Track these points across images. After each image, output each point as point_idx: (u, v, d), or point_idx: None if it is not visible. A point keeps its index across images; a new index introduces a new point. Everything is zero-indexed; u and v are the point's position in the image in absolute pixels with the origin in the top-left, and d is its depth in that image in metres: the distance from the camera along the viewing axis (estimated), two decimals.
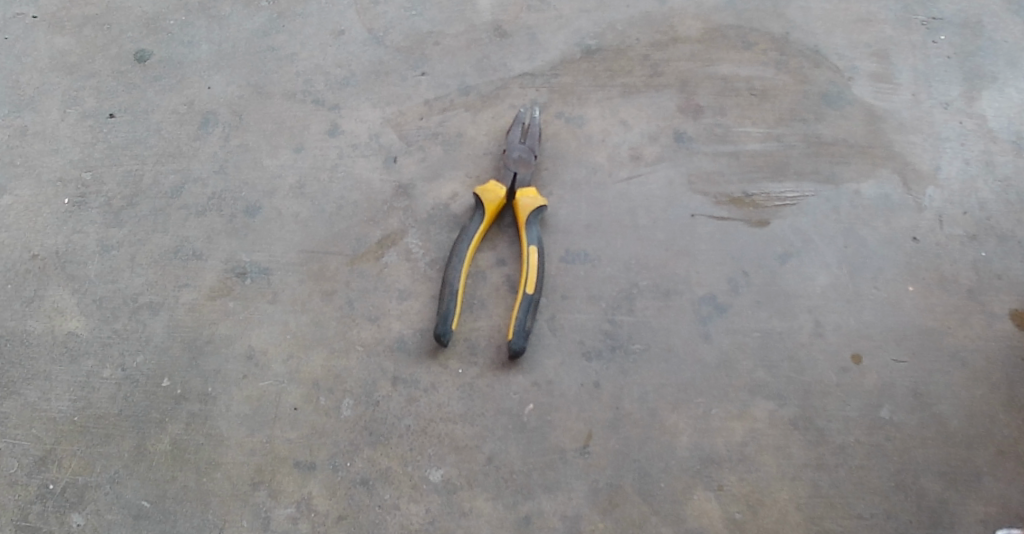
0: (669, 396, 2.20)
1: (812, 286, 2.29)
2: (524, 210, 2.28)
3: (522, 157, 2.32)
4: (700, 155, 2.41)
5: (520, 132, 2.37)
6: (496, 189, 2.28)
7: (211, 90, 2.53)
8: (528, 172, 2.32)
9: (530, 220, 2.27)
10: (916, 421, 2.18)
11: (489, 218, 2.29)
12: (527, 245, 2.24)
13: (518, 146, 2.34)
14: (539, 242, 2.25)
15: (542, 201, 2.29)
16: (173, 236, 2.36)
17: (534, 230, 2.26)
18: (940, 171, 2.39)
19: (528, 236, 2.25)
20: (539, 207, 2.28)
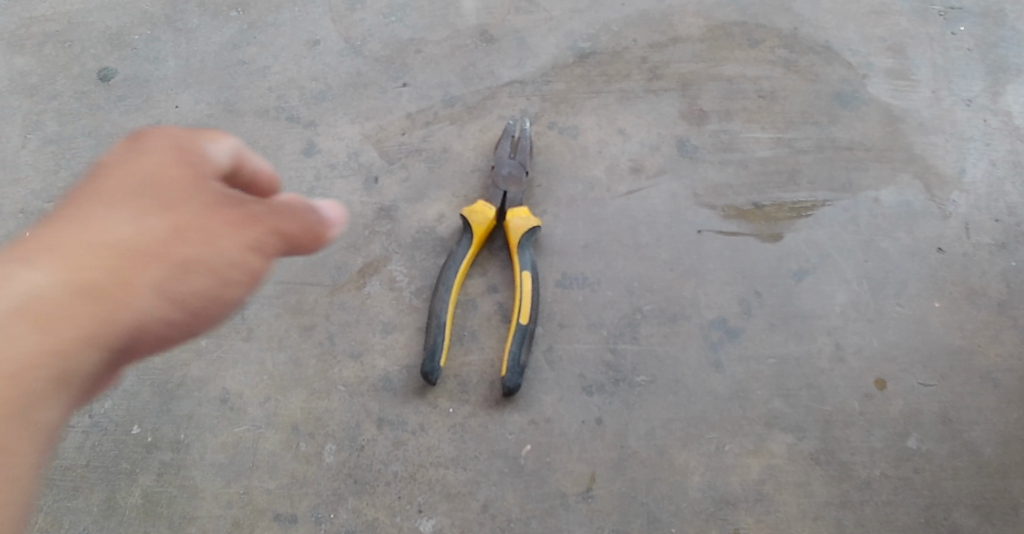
0: (679, 432, 2.02)
1: (831, 305, 2.09)
2: (516, 232, 2.10)
3: (512, 172, 2.15)
4: (706, 165, 2.20)
5: (510, 146, 2.18)
6: (485, 211, 2.11)
7: (179, 110, 2.31)
8: (519, 190, 2.14)
9: (523, 243, 2.09)
10: (947, 450, 2.00)
11: (478, 241, 2.11)
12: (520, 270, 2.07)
13: (507, 159, 2.16)
14: (533, 267, 2.08)
15: (534, 221, 2.11)
16: None
17: (528, 254, 2.09)
18: (965, 174, 2.19)
19: (521, 260, 2.08)
20: (532, 228, 2.11)
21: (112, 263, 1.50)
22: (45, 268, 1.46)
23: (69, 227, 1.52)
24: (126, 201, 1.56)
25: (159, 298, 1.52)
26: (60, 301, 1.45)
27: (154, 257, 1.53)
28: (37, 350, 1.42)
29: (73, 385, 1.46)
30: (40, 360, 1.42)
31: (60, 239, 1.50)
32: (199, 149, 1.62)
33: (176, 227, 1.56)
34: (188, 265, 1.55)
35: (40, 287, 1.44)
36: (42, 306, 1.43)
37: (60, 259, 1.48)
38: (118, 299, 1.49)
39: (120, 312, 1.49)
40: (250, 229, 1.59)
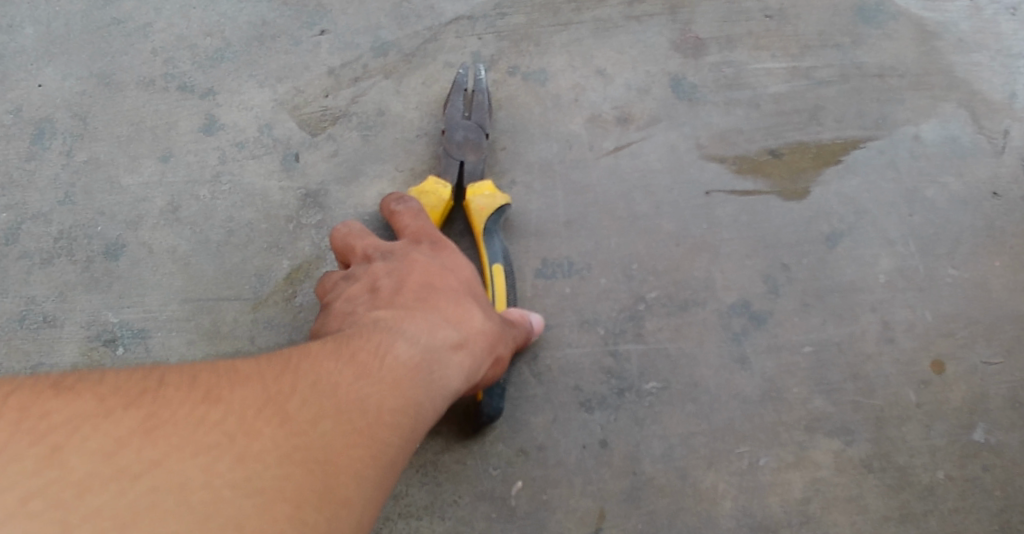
0: (702, 449, 1.64)
1: (872, 274, 1.70)
2: (480, 215, 1.66)
3: (471, 139, 1.71)
4: (708, 107, 1.77)
5: (465, 103, 1.72)
6: (438, 192, 1.67)
7: (43, 89, 1.84)
8: (478, 160, 1.70)
9: (490, 228, 1.66)
10: (1020, 441, 1.65)
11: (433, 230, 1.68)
12: (490, 262, 1.65)
13: (461, 121, 1.71)
14: (506, 258, 1.66)
15: (503, 199, 1.68)
16: (14, 298, 1.74)
17: (497, 242, 1.66)
18: (1017, 100, 1.77)
19: (489, 251, 1.65)
20: (501, 209, 1.67)
21: (451, 340, 1.42)
22: (411, 341, 1.38)
23: (407, 302, 1.44)
24: (411, 290, 1.46)
25: (472, 376, 1.45)
26: (422, 374, 1.37)
27: (483, 344, 1.46)
28: (383, 419, 1.30)
29: (397, 466, 1.32)
30: (389, 432, 1.31)
31: (400, 310, 1.43)
32: (453, 257, 1.54)
33: (475, 322, 1.46)
34: (487, 350, 1.47)
35: (418, 355, 1.38)
36: (413, 374, 1.36)
37: (417, 326, 1.41)
38: (440, 365, 1.40)
39: (436, 381, 1.38)
40: (518, 330, 1.57)
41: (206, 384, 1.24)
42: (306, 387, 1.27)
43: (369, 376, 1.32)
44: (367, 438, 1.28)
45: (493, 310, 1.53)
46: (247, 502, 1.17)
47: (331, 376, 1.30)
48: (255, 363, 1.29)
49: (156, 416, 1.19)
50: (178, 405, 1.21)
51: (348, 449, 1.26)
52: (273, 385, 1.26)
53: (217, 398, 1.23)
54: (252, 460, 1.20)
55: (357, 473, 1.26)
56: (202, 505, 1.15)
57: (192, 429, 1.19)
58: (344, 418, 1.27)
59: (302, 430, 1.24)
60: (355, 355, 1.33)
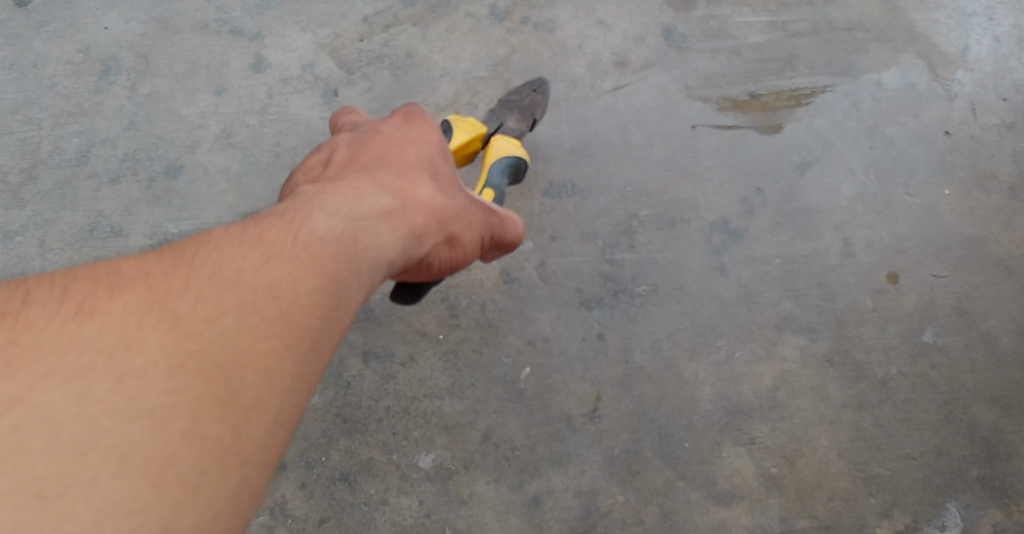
0: (686, 343, 1.91)
1: (837, 199, 1.96)
2: (499, 153, 1.86)
3: (514, 113, 1.95)
4: (695, 54, 2.02)
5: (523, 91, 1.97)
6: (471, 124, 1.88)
7: (109, 31, 2.02)
8: (518, 128, 1.93)
9: (497, 164, 1.86)
10: (963, 342, 1.92)
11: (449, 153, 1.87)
12: (485, 184, 1.84)
13: (514, 100, 1.97)
14: (496, 191, 1.85)
15: (524, 155, 1.88)
16: (85, 212, 1.94)
17: (496, 175, 1.85)
18: (969, 52, 2.01)
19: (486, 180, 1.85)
20: (517, 157, 1.87)
21: (383, 211, 1.47)
22: (334, 214, 1.42)
23: (346, 179, 1.51)
24: (353, 168, 1.54)
25: (410, 249, 1.49)
26: (349, 242, 1.41)
27: (425, 217, 1.52)
28: (305, 284, 1.33)
29: (324, 348, 1.33)
30: (317, 297, 1.34)
31: (336, 185, 1.48)
32: (415, 134, 1.62)
33: (419, 194, 1.54)
34: (433, 224, 1.53)
35: (341, 229, 1.41)
36: (337, 244, 1.39)
37: (346, 200, 1.45)
38: (369, 236, 1.43)
39: (365, 249, 1.42)
40: (468, 215, 1.61)
41: (131, 262, 1.30)
42: (214, 262, 1.32)
43: (287, 248, 1.36)
44: (287, 305, 1.31)
45: (450, 191, 1.59)
46: (162, 369, 1.23)
47: (251, 250, 1.34)
48: (182, 241, 1.34)
49: (72, 294, 1.26)
50: (97, 284, 1.27)
51: (259, 313, 1.29)
52: (179, 268, 1.30)
53: (128, 275, 1.29)
54: (150, 345, 1.24)
55: (277, 339, 1.29)
56: (103, 386, 1.20)
57: (111, 306, 1.25)
58: (261, 288, 1.31)
59: (211, 302, 1.28)
60: (277, 226, 1.38)
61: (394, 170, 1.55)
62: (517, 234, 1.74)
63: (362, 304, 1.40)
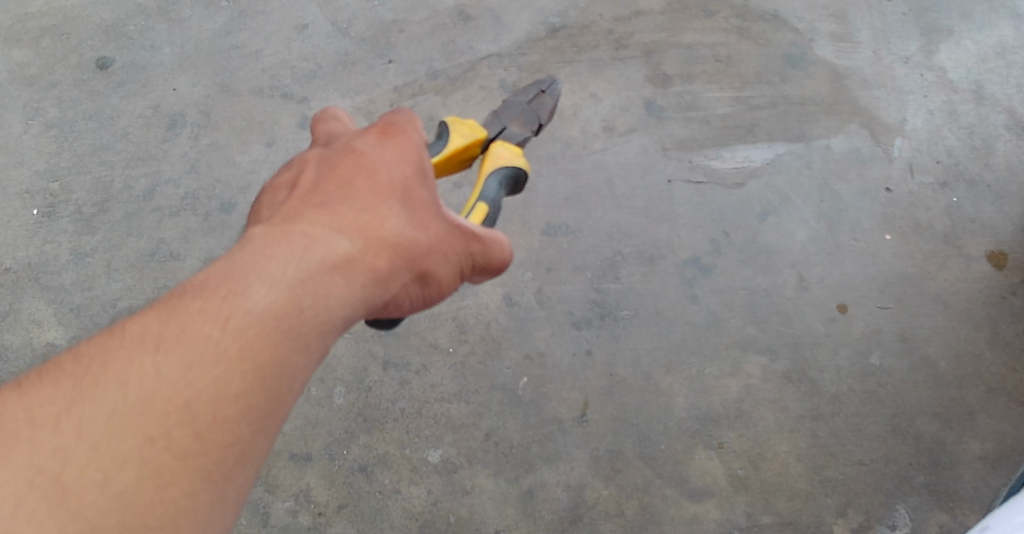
0: (662, 359, 2.21)
1: (792, 242, 2.29)
2: (498, 161, 1.90)
3: (519, 117, 1.97)
4: (672, 122, 2.39)
5: (532, 94, 2.00)
6: (474, 128, 1.89)
7: (177, 92, 2.37)
8: (522, 134, 1.95)
9: (495, 175, 1.89)
10: (906, 365, 2.20)
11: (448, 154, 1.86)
12: (480, 197, 1.86)
13: (521, 104, 1.98)
14: (494, 203, 1.87)
15: (523, 165, 1.91)
16: (148, 239, 2.26)
17: (495, 186, 1.88)
18: (907, 123, 2.35)
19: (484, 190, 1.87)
20: (516, 168, 1.90)
21: (337, 264, 1.48)
22: (275, 282, 1.43)
23: (299, 225, 1.49)
24: (311, 204, 1.52)
25: (363, 307, 1.50)
26: (293, 311, 1.43)
27: (389, 257, 1.52)
28: (248, 362, 1.40)
29: (259, 447, 1.41)
30: (259, 376, 1.40)
31: (284, 236, 1.47)
32: (388, 156, 1.59)
33: (387, 227, 1.53)
34: (399, 265, 1.54)
35: (283, 299, 1.43)
36: (280, 315, 1.42)
37: (296, 256, 1.46)
38: (318, 298, 1.45)
39: (312, 315, 1.44)
40: (444, 247, 1.60)
41: (87, 343, 1.39)
42: (151, 353, 1.38)
43: (225, 325, 1.40)
44: (229, 388, 1.38)
45: (426, 221, 1.58)
46: (133, 464, 1.34)
47: (190, 325, 1.39)
48: (133, 313, 1.42)
49: (26, 395, 1.36)
50: (49, 377, 1.37)
51: (196, 404, 1.37)
52: (152, 328, 1.39)
53: (77, 366, 1.38)
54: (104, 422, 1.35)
55: (219, 430, 1.38)
56: (72, 472, 1.32)
57: (53, 412, 1.35)
58: (200, 370, 1.38)
59: (151, 394, 1.36)
60: (215, 302, 1.41)
61: (360, 207, 1.53)
62: (504, 257, 1.70)
63: (320, 356, 1.46)
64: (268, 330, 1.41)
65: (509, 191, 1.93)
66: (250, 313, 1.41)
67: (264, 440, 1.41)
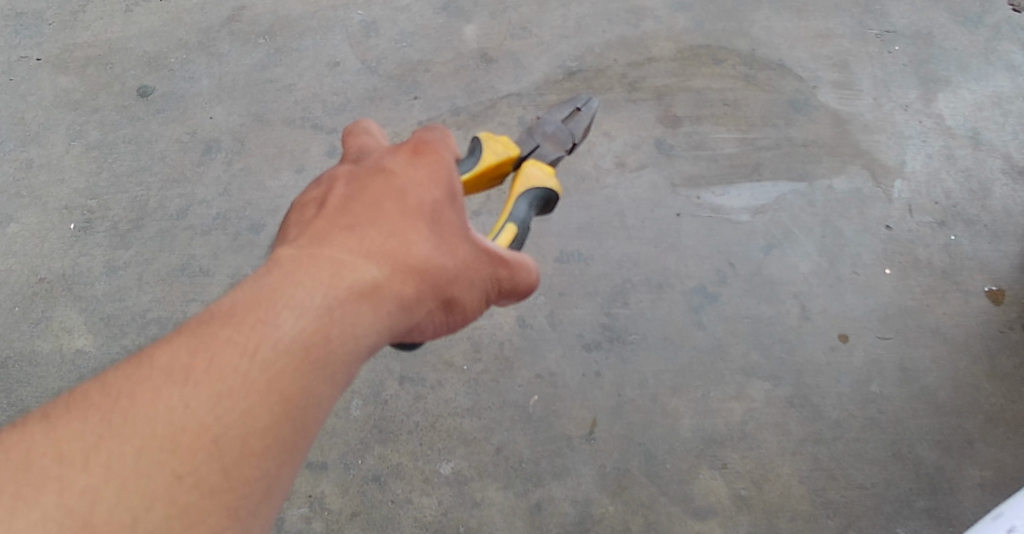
0: (669, 382, 2.29)
1: (795, 274, 2.38)
2: (530, 182, 1.97)
3: (553, 136, 2.05)
4: (681, 160, 2.48)
5: (568, 113, 2.09)
6: (508, 146, 1.97)
7: (213, 120, 2.55)
8: (558, 152, 2.04)
9: (525, 195, 1.96)
10: (906, 393, 2.28)
11: (481, 168, 1.93)
12: (510, 218, 1.93)
13: (556, 122, 2.07)
14: (522, 222, 1.94)
15: (556, 187, 1.99)
16: (179, 255, 2.43)
17: (524, 206, 1.95)
18: (906, 165, 2.46)
19: (513, 209, 1.94)
20: (548, 190, 1.98)
21: (365, 292, 1.51)
22: (303, 312, 1.46)
23: (328, 251, 1.52)
24: (341, 228, 1.55)
25: (388, 336, 1.53)
26: (320, 341, 1.46)
27: (416, 285, 1.56)
28: (274, 394, 1.42)
29: (285, 477, 1.44)
30: (285, 407, 1.43)
31: (313, 264, 1.50)
32: (419, 176, 1.61)
33: (416, 252, 1.57)
34: (425, 292, 1.57)
35: (312, 328, 1.46)
36: (308, 346, 1.45)
37: (325, 285, 1.49)
38: (346, 327, 1.48)
39: (340, 344, 1.47)
40: (471, 273, 1.63)
41: (114, 374, 1.42)
42: (178, 387, 1.40)
43: (252, 356, 1.42)
44: (255, 421, 1.41)
45: (455, 246, 1.60)
46: (163, 496, 1.37)
47: (218, 356, 1.42)
48: (159, 341, 1.44)
49: (54, 429, 1.39)
50: (77, 410, 1.40)
51: (224, 437, 1.40)
52: (178, 358, 1.42)
53: (105, 397, 1.40)
54: (133, 454, 1.37)
55: (245, 465, 1.40)
56: (104, 503, 1.36)
57: (82, 448, 1.37)
58: (227, 403, 1.40)
59: (179, 427, 1.39)
60: (243, 332, 1.43)
61: (389, 234, 1.56)
62: (531, 281, 1.71)
63: (346, 384, 1.50)
64: (296, 358, 1.44)
65: (538, 211, 2.00)
66: (277, 342, 1.44)
67: (288, 473, 1.44)
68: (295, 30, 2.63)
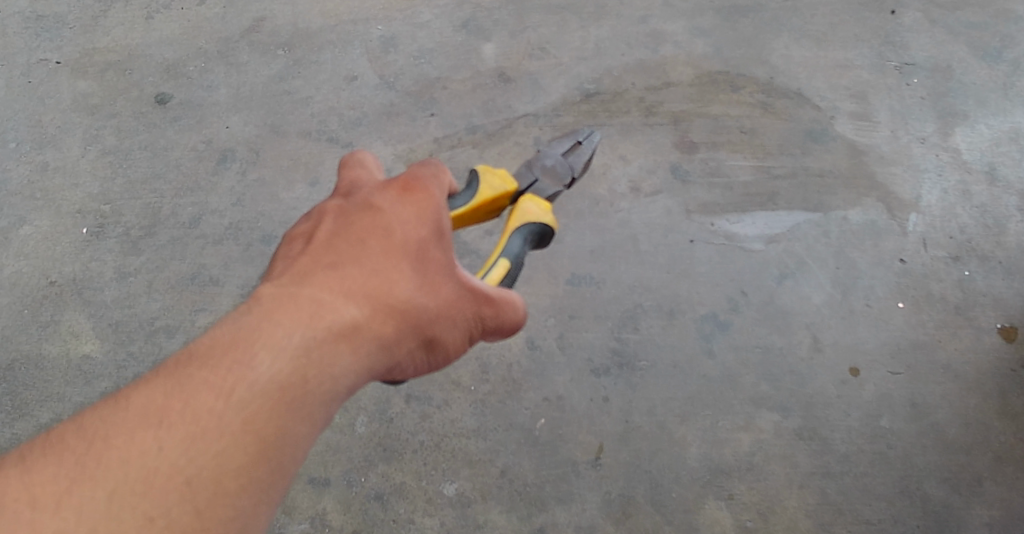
0: (677, 409, 2.28)
1: (808, 304, 2.36)
2: (526, 218, 1.97)
3: (552, 170, 2.06)
4: (696, 187, 2.47)
5: (568, 146, 2.10)
6: (506, 181, 1.97)
7: (229, 130, 2.55)
8: (553, 186, 2.05)
9: (520, 231, 1.96)
10: (916, 429, 2.26)
11: (478, 202, 1.92)
12: (503, 253, 1.92)
13: (556, 155, 2.08)
14: (516, 258, 1.93)
15: (551, 223, 1.99)
16: (190, 263, 2.42)
17: (518, 242, 1.95)
18: (921, 199, 2.45)
19: (507, 245, 1.93)
20: (543, 226, 1.98)
21: (343, 333, 1.53)
22: (280, 353, 1.48)
23: (309, 291, 1.54)
24: (323, 267, 1.57)
25: (365, 377, 1.56)
26: (295, 383, 1.48)
27: (395, 325, 1.58)
28: (248, 435, 1.45)
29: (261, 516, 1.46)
30: (259, 448, 1.45)
31: (292, 304, 1.52)
32: (405, 214, 1.63)
33: (396, 293, 1.59)
34: (404, 334, 1.59)
35: (287, 370, 1.48)
36: (283, 388, 1.47)
37: (303, 325, 1.51)
38: (322, 369, 1.50)
39: (317, 386, 1.50)
40: (454, 311, 1.64)
41: (91, 415, 1.45)
42: (153, 428, 1.43)
43: (228, 398, 1.45)
44: (229, 462, 1.44)
45: (437, 286, 1.62)
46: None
47: (194, 399, 1.44)
48: (138, 381, 1.47)
49: (31, 472, 1.41)
50: (54, 452, 1.42)
51: (196, 478, 1.42)
52: (154, 398, 1.44)
53: (82, 439, 1.43)
54: (107, 495, 1.40)
55: (218, 505, 1.43)
56: None
57: (57, 492, 1.40)
58: (201, 445, 1.43)
59: (153, 469, 1.41)
60: (219, 374, 1.46)
61: (370, 274, 1.58)
62: (516, 319, 1.73)
63: (323, 423, 1.52)
64: (271, 399, 1.46)
65: (532, 246, 1.99)
66: (252, 383, 1.46)
67: (263, 513, 1.46)
68: (314, 43, 2.63)
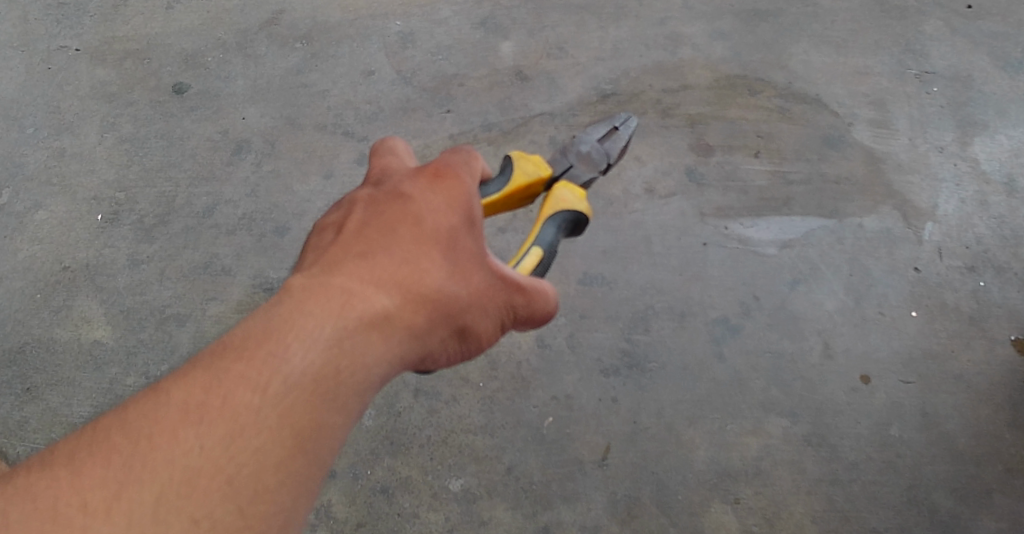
0: (685, 412, 2.27)
1: (821, 311, 2.35)
2: (562, 206, 1.96)
3: (588, 158, 2.06)
4: (711, 190, 2.46)
5: (604, 132, 2.10)
6: (541, 168, 1.97)
7: (245, 121, 2.55)
8: (590, 172, 2.05)
9: (555, 219, 1.95)
10: (926, 438, 2.24)
11: (513, 189, 1.92)
12: (537, 241, 1.92)
13: (593, 141, 2.07)
14: (550, 246, 1.92)
15: (587, 213, 1.98)
16: (203, 252, 2.43)
17: (552, 230, 1.93)
18: (938, 208, 2.43)
19: (542, 233, 1.93)
20: (580, 216, 1.97)
21: (375, 322, 1.53)
22: (313, 344, 1.48)
23: (340, 281, 1.54)
24: (353, 256, 1.58)
25: (400, 367, 1.56)
26: (330, 373, 1.48)
27: (427, 315, 1.58)
28: (286, 428, 1.45)
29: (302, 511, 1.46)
30: (297, 441, 1.45)
31: (324, 294, 1.52)
32: (435, 202, 1.63)
33: (427, 283, 1.59)
34: (437, 325, 1.59)
35: (322, 361, 1.48)
36: (318, 379, 1.47)
37: (335, 315, 1.51)
38: (356, 359, 1.50)
39: (350, 375, 1.50)
40: (485, 300, 1.64)
41: (131, 412, 1.44)
42: (193, 426, 1.42)
43: (264, 391, 1.45)
44: (269, 457, 1.43)
45: (468, 274, 1.62)
46: None
47: (231, 394, 1.44)
48: (173, 377, 1.46)
49: (78, 474, 1.40)
50: (98, 453, 1.42)
51: (238, 476, 1.42)
52: (191, 394, 1.44)
53: (125, 438, 1.42)
54: (153, 496, 1.39)
55: (260, 502, 1.42)
56: None
57: (106, 496, 1.39)
58: (241, 442, 1.43)
59: (195, 468, 1.41)
60: (255, 367, 1.45)
61: (402, 264, 1.58)
62: (547, 309, 1.72)
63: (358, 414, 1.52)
64: (306, 390, 1.46)
65: (567, 233, 1.98)
66: (288, 373, 1.46)
67: (303, 508, 1.46)
68: (332, 36, 2.63)
